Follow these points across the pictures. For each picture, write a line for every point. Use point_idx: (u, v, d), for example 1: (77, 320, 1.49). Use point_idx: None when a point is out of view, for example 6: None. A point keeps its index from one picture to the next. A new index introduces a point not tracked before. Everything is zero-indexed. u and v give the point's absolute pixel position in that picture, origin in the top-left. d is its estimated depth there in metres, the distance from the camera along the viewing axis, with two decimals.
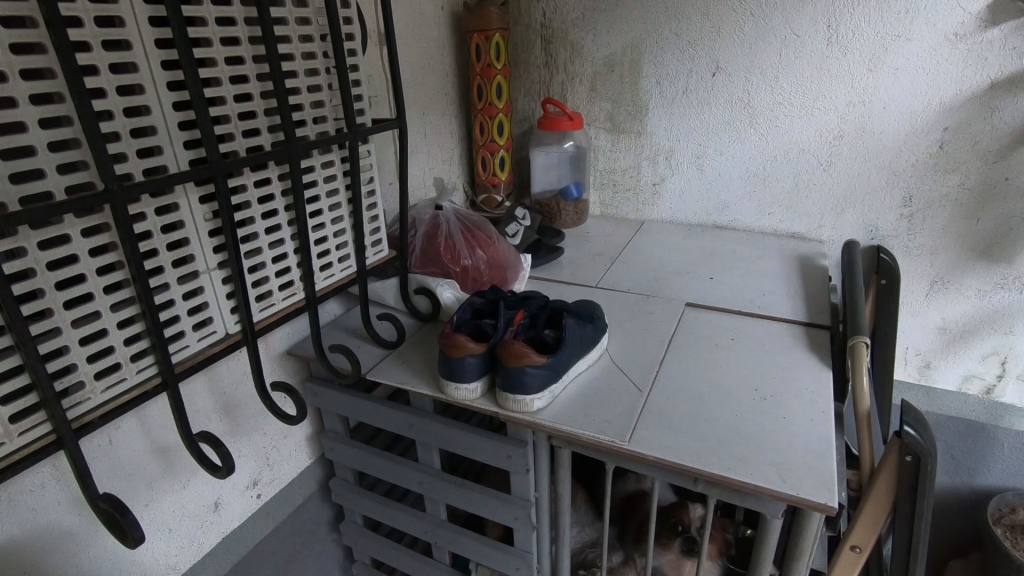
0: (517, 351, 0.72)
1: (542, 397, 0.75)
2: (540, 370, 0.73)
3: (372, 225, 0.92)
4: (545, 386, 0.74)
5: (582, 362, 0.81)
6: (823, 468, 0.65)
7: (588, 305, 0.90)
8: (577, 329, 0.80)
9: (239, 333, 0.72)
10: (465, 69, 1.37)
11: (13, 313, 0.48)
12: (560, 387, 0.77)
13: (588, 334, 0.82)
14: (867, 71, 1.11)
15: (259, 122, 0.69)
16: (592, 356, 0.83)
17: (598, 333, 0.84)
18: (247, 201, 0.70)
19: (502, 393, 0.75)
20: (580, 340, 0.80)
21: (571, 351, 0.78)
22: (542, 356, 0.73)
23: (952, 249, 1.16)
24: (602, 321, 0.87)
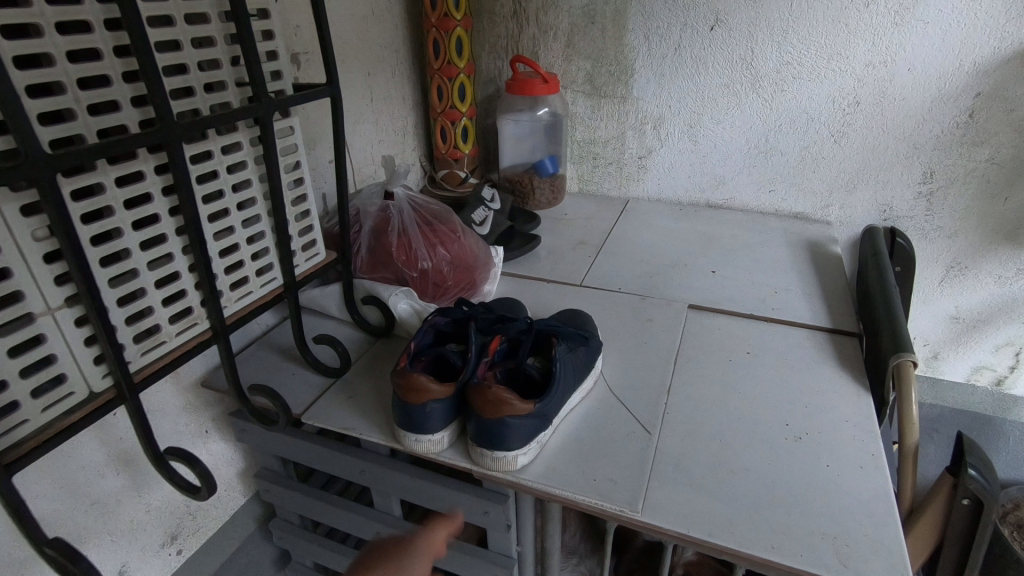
0: (497, 399, 0.54)
1: (529, 451, 0.58)
2: (526, 419, 0.57)
3: (303, 224, 0.71)
4: (533, 437, 0.58)
5: (575, 396, 0.65)
6: (893, 544, 0.51)
7: (578, 322, 0.74)
8: (570, 357, 0.64)
9: (111, 390, 0.52)
10: (417, 19, 1.14)
11: None
12: (550, 433, 0.61)
13: (583, 362, 0.66)
14: (892, 25, 0.95)
15: (115, 91, 0.48)
16: (586, 388, 0.67)
17: (593, 357, 0.68)
18: (106, 206, 0.49)
19: (476, 447, 0.58)
20: (572, 372, 0.64)
21: (563, 387, 0.61)
22: (530, 402, 0.56)
23: (973, 231, 1.03)
24: (596, 340, 0.71)
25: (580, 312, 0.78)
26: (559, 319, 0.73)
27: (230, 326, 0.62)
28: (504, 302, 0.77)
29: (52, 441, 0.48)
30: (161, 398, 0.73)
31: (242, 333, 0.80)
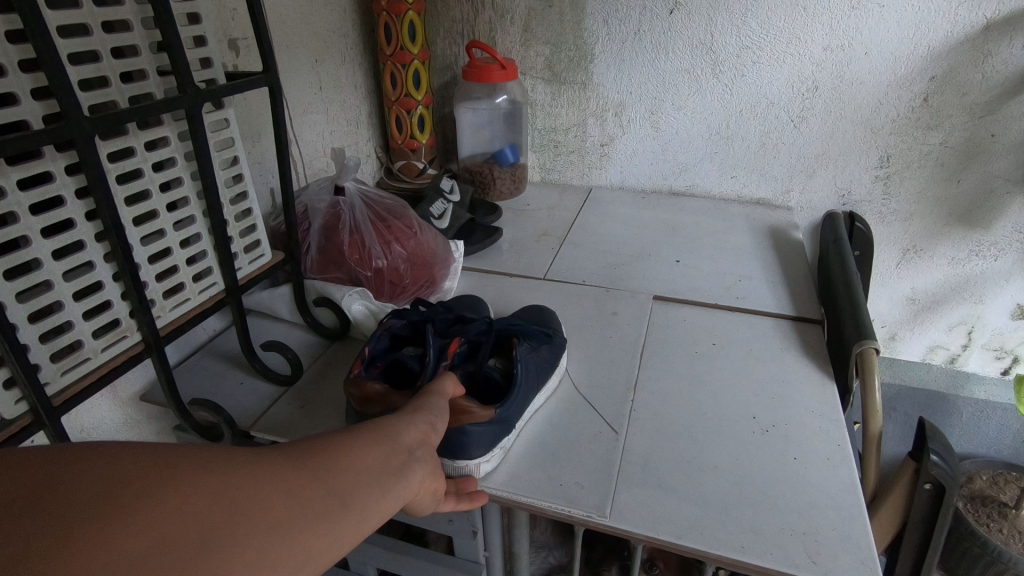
0: (456, 409, 0.52)
1: (492, 458, 0.56)
2: (487, 426, 0.54)
3: (245, 223, 0.66)
4: (497, 442, 0.56)
5: (538, 397, 0.63)
6: (862, 537, 0.51)
7: (541, 319, 0.72)
8: (533, 357, 0.62)
9: (27, 414, 0.48)
10: (366, 3, 1.09)
11: None
12: (513, 437, 0.59)
13: (546, 362, 0.64)
14: (849, 8, 0.94)
15: (11, 82, 0.42)
16: (550, 388, 0.65)
17: (556, 356, 0.66)
18: (9, 212, 0.43)
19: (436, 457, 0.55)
20: (535, 372, 0.61)
21: (525, 389, 0.59)
22: (490, 409, 0.54)
23: (928, 214, 1.05)
24: (559, 338, 0.68)
25: (542, 308, 0.75)
26: (522, 317, 0.71)
27: (166, 336, 0.57)
28: (464, 301, 0.74)
29: None
30: (98, 415, 0.67)
31: (187, 339, 0.74)
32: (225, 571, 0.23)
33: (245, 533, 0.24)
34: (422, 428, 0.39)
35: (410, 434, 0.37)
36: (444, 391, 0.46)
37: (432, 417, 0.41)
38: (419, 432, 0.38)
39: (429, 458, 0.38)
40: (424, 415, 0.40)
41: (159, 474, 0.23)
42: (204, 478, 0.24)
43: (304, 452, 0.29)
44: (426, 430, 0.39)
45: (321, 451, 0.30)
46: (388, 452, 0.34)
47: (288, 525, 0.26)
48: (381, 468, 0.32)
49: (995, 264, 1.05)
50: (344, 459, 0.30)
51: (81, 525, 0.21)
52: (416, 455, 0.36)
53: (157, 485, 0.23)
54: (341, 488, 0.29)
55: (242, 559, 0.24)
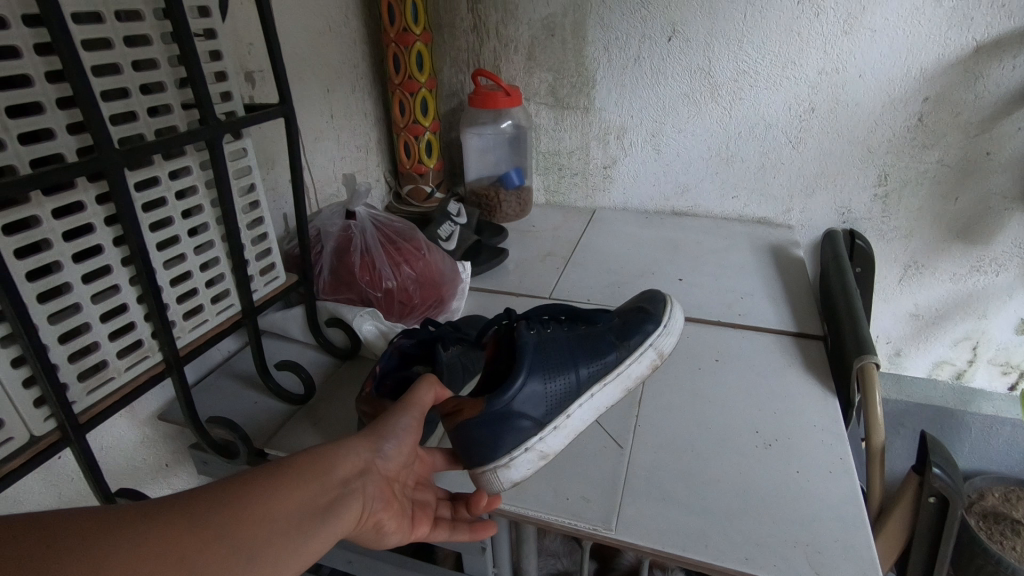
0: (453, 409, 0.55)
1: (518, 461, 0.56)
2: (503, 424, 0.56)
3: (261, 246, 0.69)
4: (518, 443, 0.57)
5: (601, 389, 0.64)
6: (864, 548, 0.52)
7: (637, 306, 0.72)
8: (571, 346, 0.63)
9: (54, 432, 0.50)
10: (375, 34, 1.13)
11: None
12: (554, 440, 0.59)
13: (603, 351, 0.65)
14: (841, 34, 0.97)
15: (49, 118, 0.45)
16: (626, 378, 0.66)
17: (627, 341, 0.67)
18: (43, 239, 0.46)
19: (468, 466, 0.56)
20: (578, 353, 0.63)
21: (558, 380, 0.61)
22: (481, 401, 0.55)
23: (927, 231, 1.06)
24: (633, 324, 0.69)
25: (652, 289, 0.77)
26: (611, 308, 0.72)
27: (185, 357, 0.60)
28: (472, 320, 0.76)
29: None
30: (115, 435, 0.69)
31: (203, 360, 0.77)
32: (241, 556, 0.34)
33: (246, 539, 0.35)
34: (365, 458, 0.47)
35: (347, 464, 0.45)
36: (417, 399, 0.52)
37: (378, 444, 0.48)
38: (359, 461, 0.46)
39: (365, 486, 0.46)
40: (370, 443, 0.48)
41: (104, 530, 0.30)
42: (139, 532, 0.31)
43: (239, 498, 0.36)
44: (369, 458, 0.47)
45: (252, 496, 0.37)
46: (322, 486, 0.42)
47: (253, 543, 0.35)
48: (311, 507, 0.40)
49: (997, 280, 1.06)
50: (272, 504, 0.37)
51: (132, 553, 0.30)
52: (348, 487, 0.44)
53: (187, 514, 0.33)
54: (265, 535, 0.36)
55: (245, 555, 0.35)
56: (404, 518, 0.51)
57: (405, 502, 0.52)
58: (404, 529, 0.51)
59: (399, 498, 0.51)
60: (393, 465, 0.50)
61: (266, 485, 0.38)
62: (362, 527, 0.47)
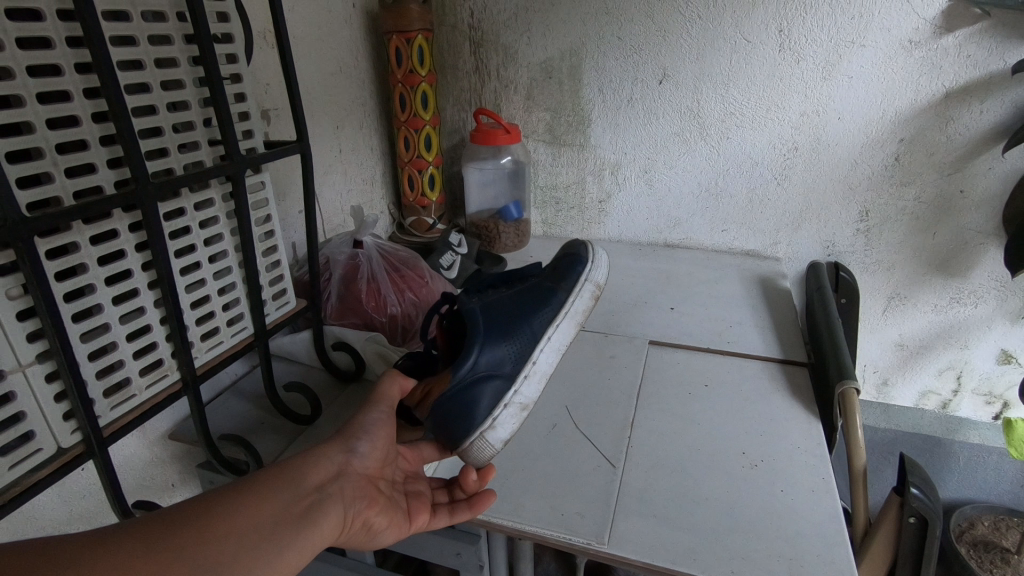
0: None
1: (501, 418, 0.65)
2: (484, 382, 0.65)
3: (274, 273, 0.73)
4: (498, 400, 0.66)
5: (555, 331, 0.75)
6: (844, 563, 0.54)
7: (563, 253, 0.86)
8: (517, 300, 0.74)
9: (80, 445, 0.53)
10: (383, 75, 1.20)
11: None
12: (526, 389, 0.69)
13: (548, 295, 0.77)
14: (821, 80, 1.03)
15: (93, 154, 0.50)
16: (573, 315, 0.78)
17: (564, 283, 0.80)
18: (80, 263, 0.50)
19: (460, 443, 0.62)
20: (522, 300, 0.74)
21: (518, 327, 0.71)
22: (446, 375, 0.62)
23: (909, 264, 1.11)
24: (564, 266, 0.82)
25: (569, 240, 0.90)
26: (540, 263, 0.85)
27: (202, 376, 0.63)
28: None
29: (17, 499, 0.48)
30: (127, 455, 0.71)
31: (213, 383, 0.79)
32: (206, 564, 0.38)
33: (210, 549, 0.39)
34: (337, 462, 0.51)
35: (319, 471, 0.49)
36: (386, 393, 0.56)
37: (349, 445, 0.53)
38: (330, 466, 0.50)
39: (341, 488, 0.50)
40: (340, 447, 0.52)
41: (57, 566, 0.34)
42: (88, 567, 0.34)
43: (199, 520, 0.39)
44: (341, 461, 0.51)
45: (208, 517, 0.40)
46: (293, 495, 0.46)
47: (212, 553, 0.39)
48: (283, 519, 0.44)
49: (976, 311, 1.10)
50: (231, 519, 0.41)
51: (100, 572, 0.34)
52: (324, 492, 0.48)
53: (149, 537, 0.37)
54: (227, 554, 0.39)
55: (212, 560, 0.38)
56: (397, 515, 0.55)
57: (394, 497, 0.56)
58: (398, 523, 0.55)
59: (388, 496, 0.56)
60: (372, 462, 0.55)
61: (225, 505, 0.41)
62: (351, 531, 0.51)
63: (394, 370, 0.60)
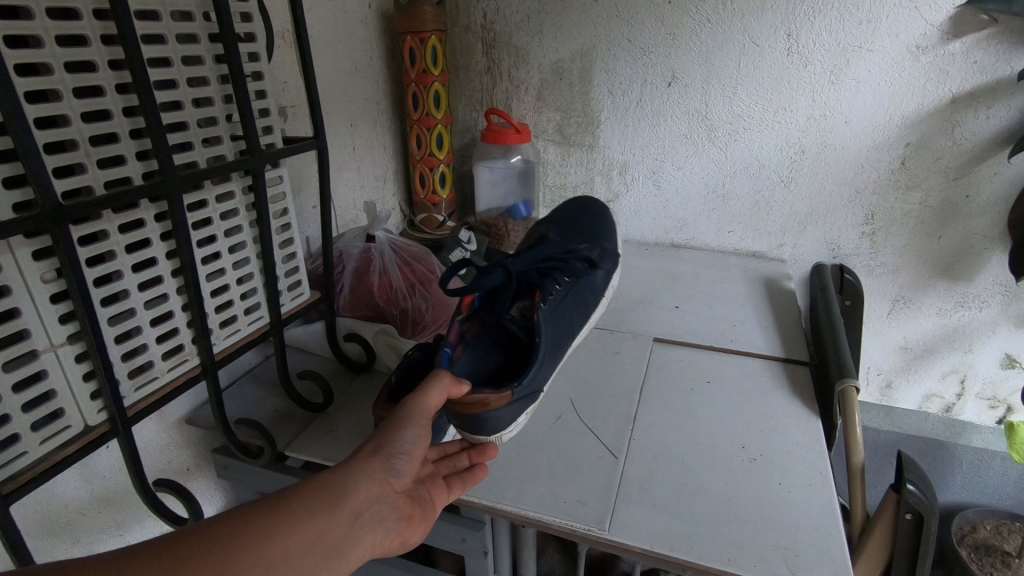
0: (475, 401, 0.57)
1: (523, 424, 0.66)
2: (528, 398, 0.64)
3: (290, 264, 0.75)
4: (529, 407, 0.66)
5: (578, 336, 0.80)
6: (838, 555, 0.56)
7: (602, 249, 0.90)
8: (570, 302, 0.76)
9: (105, 424, 0.55)
10: (397, 74, 1.22)
11: None
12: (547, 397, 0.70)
13: (588, 300, 0.81)
14: (828, 84, 1.05)
15: (123, 147, 0.52)
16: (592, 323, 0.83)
17: (599, 290, 0.85)
18: (109, 251, 0.53)
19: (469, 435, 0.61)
20: (569, 303, 0.76)
21: (567, 330, 0.74)
22: (507, 393, 0.59)
23: (914, 267, 1.12)
24: (602, 271, 0.87)
25: (607, 225, 0.96)
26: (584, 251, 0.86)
27: (219, 362, 0.66)
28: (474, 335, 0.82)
29: (48, 473, 0.51)
30: (146, 438, 0.74)
31: (228, 370, 0.82)
32: None
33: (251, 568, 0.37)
34: (375, 484, 0.49)
35: (358, 495, 0.47)
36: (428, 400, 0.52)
37: (387, 463, 0.50)
38: (369, 488, 0.48)
39: (376, 511, 0.48)
40: (379, 466, 0.49)
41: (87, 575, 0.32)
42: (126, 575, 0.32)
43: (241, 539, 0.38)
44: (377, 483, 0.49)
45: (244, 536, 0.38)
46: (330, 523, 0.43)
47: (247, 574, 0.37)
48: (315, 546, 0.42)
49: (981, 315, 1.11)
50: (265, 548, 0.39)
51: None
52: (360, 518, 0.46)
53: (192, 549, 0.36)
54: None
55: None
56: (428, 520, 0.55)
57: (422, 499, 0.55)
58: (427, 525, 0.55)
59: (419, 503, 0.54)
60: (407, 478, 0.52)
61: (258, 529, 0.39)
62: (387, 549, 0.50)
63: (445, 379, 0.54)
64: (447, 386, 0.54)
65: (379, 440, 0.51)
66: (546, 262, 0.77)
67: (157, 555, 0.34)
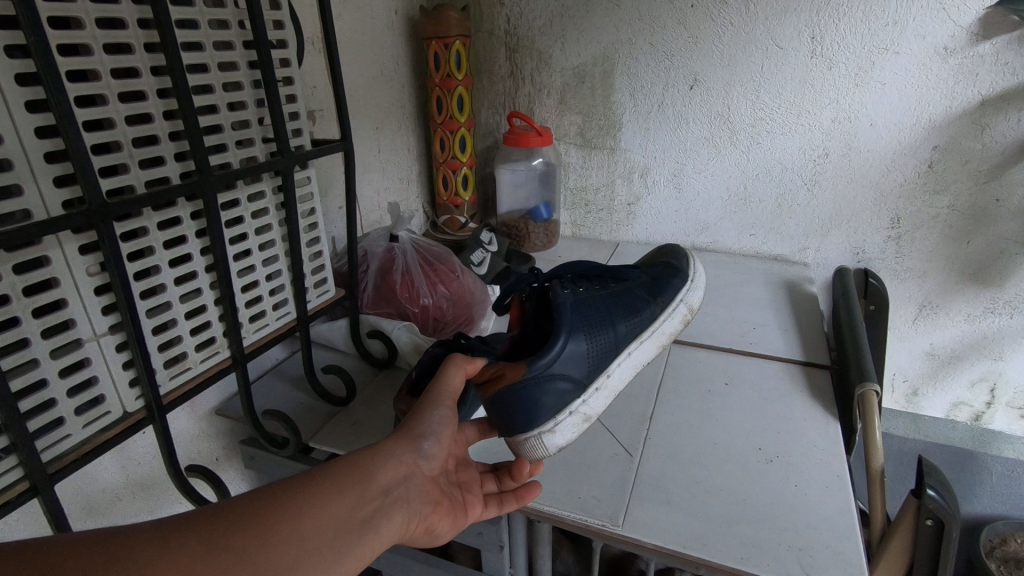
0: (491, 375, 0.61)
1: (563, 425, 0.64)
2: (554, 383, 0.64)
3: (316, 262, 0.78)
4: (568, 406, 0.65)
5: (638, 346, 0.75)
6: (853, 556, 0.56)
7: (666, 266, 0.85)
8: (612, 306, 0.73)
9: (142, 410, 0.58)
10: (422, 79, 1.24)
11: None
12: (595, 402, 0.68)
13: (643, 309, 0.76)
14: (853, 86, 1.04)
15: (163, 148, 0.55)
16: (661, 335, 0.77)
17: (659, 300, 0.79)
18: (148, 247, 0.56)
19: (509, 433, 0.62)
20: (612, 302, 0.74)
21: (607, 331, 0.71)
22: (521, 363, 0.62)
23: (941, 272, 1.10)
24: (672, 283, 0.82)
25: (675, 247, 0.92)
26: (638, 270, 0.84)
27: (249, 355, 0.68)
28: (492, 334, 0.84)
29: (89, 454, 0.54)
30: (178, 428, 0.77)
31: (256, 363, 0.85)
32: (273, 557, 0.37)
33: (284, 543, 0.38)
34: (406, 462, 0.50)
35: (387, 472, 0.48)
36: (449, 379, 0.57)
37: (416, 445, 0.52)
38: (398, 468, 0.49)
39: (407, 492, 0.49)
40: (409, 447, 0.51)
41: (124, 548, 0.32)
42: (162, 549, 0.33)
43: (274, 514, 0.38)
44: (408, 463, 0.51)
45: (277, 510, 0.39)
46: (358, 500, 0.44)
47: (280, 547, 0.38)
48: (348, 519, 0.42)
49: (1012, 322, 1.08)
50: (297, 522, 0.39)
51: (175, 554, 0.33)
52: (390, 496, 0.47)
53: (224, 526, 0.36)
54: (289, 556, 0.38)
55: (277, 558, 0.37)
56: (456, 515, 0.56)
57: (452, 496, 0.57)
58: (455, 522, 0.56)
59: (447, 495, 0.56)
60: (436, 464, 0.54)
61: (290, 505, 0.40)
62: (413, 532, 0.51)
63: (457, 359, 0.58)
64: (461, 366, 0.58)
65: (408, 423, 0.53)
66: (583, 268, 0.77)
67: (195, 532, 0.35)
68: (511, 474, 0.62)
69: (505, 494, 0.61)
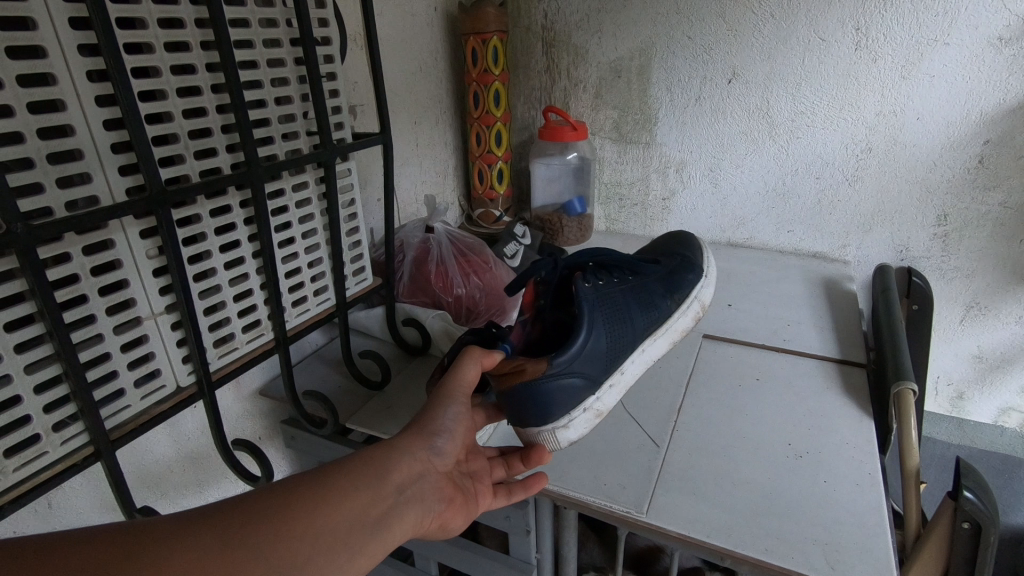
0: (511, 369, 0.60)
1: (576, 420, 0.66)
2: (573, 379, 0.65)
3: (355, 251, 0.81)
4: (582, 402, 0.67)
5: (652, 343, 0.77)
6: (881, 552, 0.55)
7: (682, 260, 0.86)
8: (631, 302, 0.74)
9: (193, 386, 0.62)
10: (459, 74, 1.27)
11: (48, 299, 0.46)
12: (609, 397, 0.70)
13: (659, 305, 0.78)
14: (899, 79, 1.01)
15: (215, 140, 0.59)
16: (673, 332, 0.79)
17: (675, 296, 0.81)
18: (201, 232, 0.59)
19: (523, 422, 0.64)
20: (631, 295, 0.75)
21: (623, 326, 0.72)
22: (543, 359, 0.62)
23: (990, 273, 1.07)
24: (688, 278, 0.83)
25: (690, 239, 0.93)
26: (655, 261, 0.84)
27: (291, 338, 0.72)
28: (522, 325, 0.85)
29: (146, 425, 0.58)
30: (225, 407, 0.82)
31: (297, 347, 0.89)
32: (285, 554, 0.39)
33: (294, 541, 0.40)
34: (419, 459, 0.53)
35: (401, 470, 0.50)
36: (465, 374, 0.57)
37: (430, 442, 0.54)
38: (411, 465, 0.51)
39: (421, 489, 0.51)
40: (423, 444, 0.54)
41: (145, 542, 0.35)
42: (178, 549, 0.35)
43: (287, 513, 0.40)
44: (421, 460, 0.53)
45: (291, 507, 0.41)
46: (371, 498, 0.46)
47: (291, 547, 0.39)
48: (357, 519, 0.44)
49: None
50: (309, 521, 0.41)
51: (190, 552, 0.35)
52: (403, 494, 0.49)
53: (239, 523, 0.38)
54: (299, 553, 0.40)
55: (290, 555, 0.39)
56: (470, 508, 0.58)
57: (465, 487, 0.59)
58: (468, 514, 0.58)
59: (461, 489, 0.58)
60: (449, 459, 0.56)
61: (304, 502, 0.42)
62: (428, 527, 0.53)
63: (476, 354, 0.58)
64: (479, 359, 0.59)
65: (423, 420, 0.56)
66: (605, 260, 0.78)
67: (210, 530, 0.37)
68: (523, 458, 0.65)
69: (513, 484, 0.62)
